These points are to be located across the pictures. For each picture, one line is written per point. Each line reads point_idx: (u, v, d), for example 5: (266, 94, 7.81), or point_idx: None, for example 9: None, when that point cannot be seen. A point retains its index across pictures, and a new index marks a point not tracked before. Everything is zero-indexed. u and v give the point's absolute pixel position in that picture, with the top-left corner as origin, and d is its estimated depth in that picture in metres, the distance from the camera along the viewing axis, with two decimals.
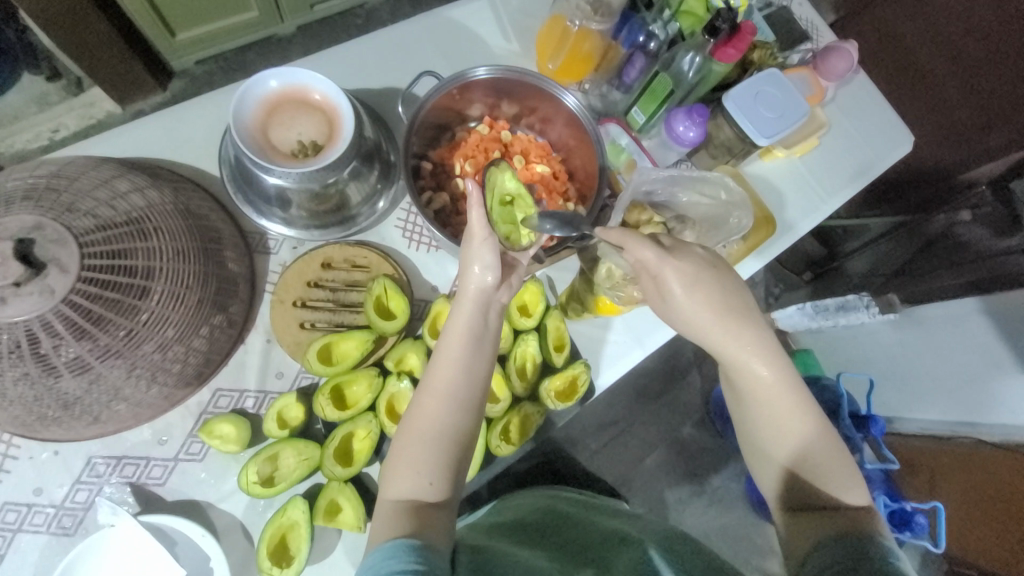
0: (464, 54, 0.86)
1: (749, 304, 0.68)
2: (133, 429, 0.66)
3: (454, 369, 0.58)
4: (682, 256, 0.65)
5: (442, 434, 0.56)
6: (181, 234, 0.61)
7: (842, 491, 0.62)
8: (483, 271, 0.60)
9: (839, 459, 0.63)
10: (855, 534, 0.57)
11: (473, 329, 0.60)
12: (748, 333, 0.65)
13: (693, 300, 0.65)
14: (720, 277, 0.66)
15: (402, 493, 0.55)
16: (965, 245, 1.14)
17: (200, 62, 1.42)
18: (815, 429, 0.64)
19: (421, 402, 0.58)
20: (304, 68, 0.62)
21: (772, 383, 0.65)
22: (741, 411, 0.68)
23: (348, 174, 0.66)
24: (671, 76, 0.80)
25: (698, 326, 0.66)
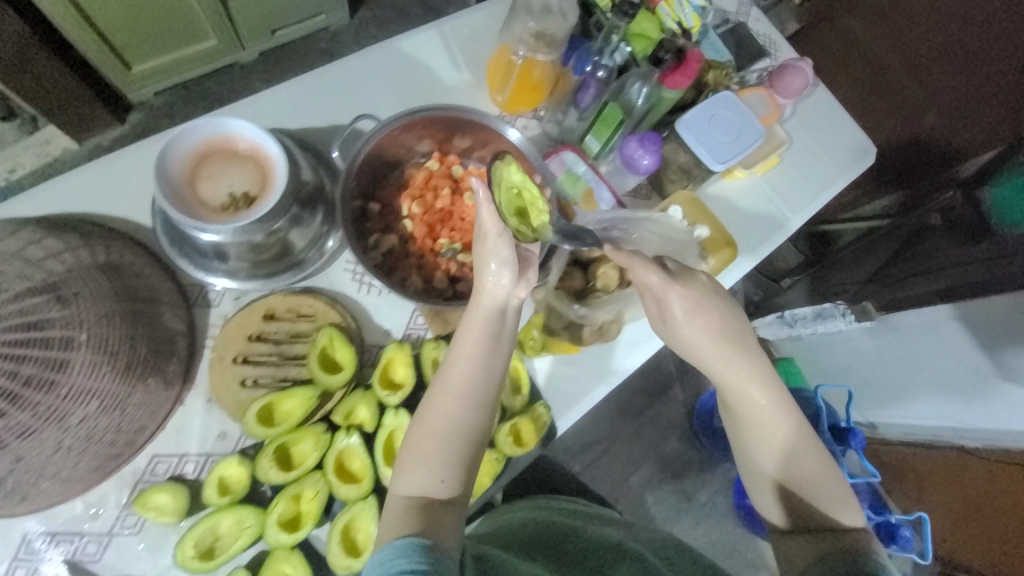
0: (412, 88, 0.85)
1: (746, 328, 0.68)
2: (65, 503, 0.61)
3: (470, 370, 0.60)
4: (688, 284, 0.66)
5: (453, 433, 0.59)
6: (106, 297, 0.58)
7: (833, 510, 0.65)
8: (500, 268, 0.60)
9: (831, 480, 0.66)
10: (843, 553, 0.61)
11: (489, 328, 0.61)
12: (748, 362, 0.66)
13: (696, 329, 0.65)
14: (723, 307, 0.67)
15: (413, 489, 0.57)
16: (932, 254, 1.13)
17: (159, 93, 1.48)
18: (808, 449, 0.66)
19: (434, 401, 0.60)
20: (230, 119, 0.60)
21: (770, 410, 0.66)
22: (736, 433, 0.69)
23: (287, 222, 0.64)
24: (622, 105, 0.79)
25: (698, 351, 0.66)
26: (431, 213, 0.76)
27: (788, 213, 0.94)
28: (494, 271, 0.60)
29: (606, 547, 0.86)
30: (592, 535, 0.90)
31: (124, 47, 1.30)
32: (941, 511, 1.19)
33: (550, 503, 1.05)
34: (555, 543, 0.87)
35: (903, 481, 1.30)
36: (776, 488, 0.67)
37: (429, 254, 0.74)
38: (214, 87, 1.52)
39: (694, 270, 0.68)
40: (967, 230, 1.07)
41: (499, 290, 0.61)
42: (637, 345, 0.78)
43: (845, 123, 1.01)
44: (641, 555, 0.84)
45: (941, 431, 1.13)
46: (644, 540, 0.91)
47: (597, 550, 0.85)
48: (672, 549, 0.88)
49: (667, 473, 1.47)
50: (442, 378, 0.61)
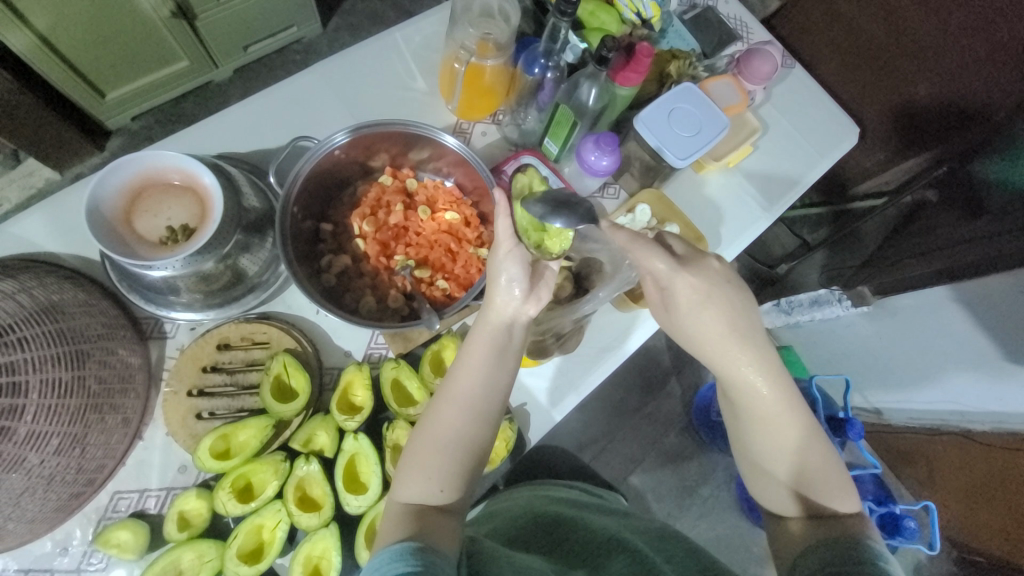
0: (364, 101, 0.82)
1: (757, 320, 0.60)
2: (35, 540, 0.61)
3: (474, 377, 0.55)
4: (698, 271, 0.58)
5: (455, 441, 0.53)
6: (50, 339, 0.55)
7: (835, 500, 0.57)
8: (510, 285, 0.55)
9: (831, 467, 0.59)
10: (847, 538, 0.52)
11: (494, 340, 0.56)
12: (758, 355, 0.58)
13: (703, 321, 0.58)
14: (735, 297, 0.59)
15: (414, 495, 0.52)
16: (932, 231, 1.05)
17: (136, 117, 1.42)
18: (812, 441, 0.58)
19: (438, 406, 0.55)
20: (157, 152, 0.60)
21: (777, 404, 0.58)
22: (736, 426, 0.61)
23: (234, 248, 0.63)
24: (573, 107, 0.75)
25: (704, 341, 0.59)
26: (384, 230, 0.75)
27: (762, 206, 0.89)
28: (506, 276, 0.55)
29: (601, 541, 0.58)
30: (592, 527, 0.62)
31: (95, 77, 1.24)
32: (953, 496, 1.13)
33: (552, 491, 0.80)
34: (552, 531, 0.62)
35: (912, 468, 1.24)
36: (775, 479, 0.59)
37: (383, 272, 0.74)
38: (191, 108, 1.45)
39: (706, 255, 0.61)
40: (967, 203, 0.99)
41: (511, 298, 0.56)
42: (608, 349, 0.77)
43: (825, 100, 0.96)
44: (641, 548, 0.56)
45: (947, 415, 1.07)
46: (637, 529, 0.64)
47: (597, 545, 0.57)
48: (673, 542, 0.60)
49: (670, 467, 1.30)
50: (446, 383, 0.56)
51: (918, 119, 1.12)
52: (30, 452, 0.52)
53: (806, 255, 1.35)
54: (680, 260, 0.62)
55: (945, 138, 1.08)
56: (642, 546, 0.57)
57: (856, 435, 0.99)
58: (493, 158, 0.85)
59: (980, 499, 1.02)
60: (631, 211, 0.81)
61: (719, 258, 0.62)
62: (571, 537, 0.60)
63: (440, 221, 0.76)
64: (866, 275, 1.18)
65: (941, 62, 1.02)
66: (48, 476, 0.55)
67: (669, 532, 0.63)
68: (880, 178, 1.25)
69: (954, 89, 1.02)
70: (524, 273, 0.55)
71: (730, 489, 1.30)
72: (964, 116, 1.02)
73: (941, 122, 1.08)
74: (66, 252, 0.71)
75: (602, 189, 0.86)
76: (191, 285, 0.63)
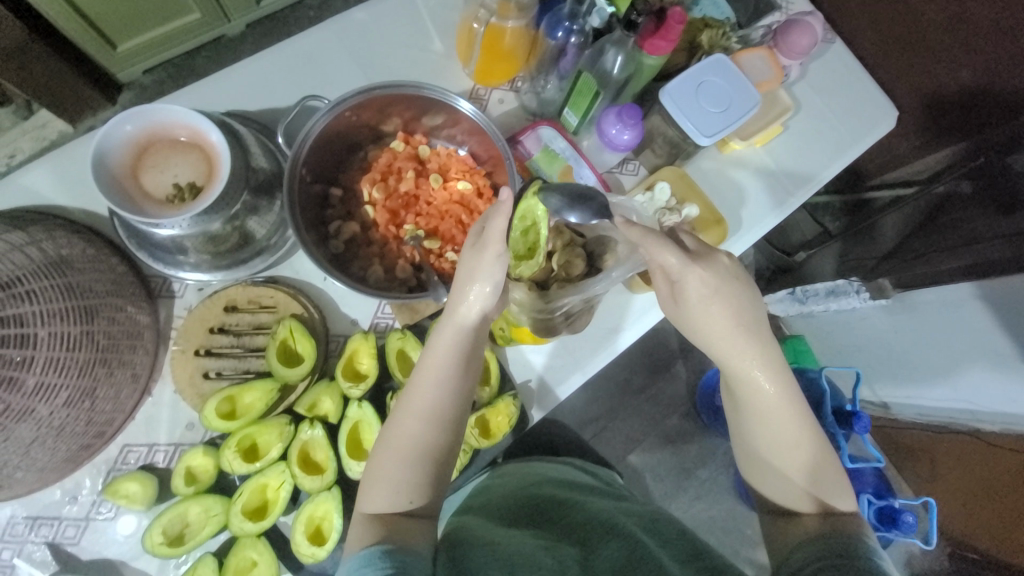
0: (377, 61, 0.79)
1: (762, 315, 0.59)
2: (46, 488, 0.63)
3: (437, 387, 0.54)
4: (707, 266, 0.56)
5: (421, 452, 0.53)
6: (58, 294, 0.55)
7: (835, 499, 0.57)
8: (479, 293, 0.54)
9: (830, 465, 0.58)
10: (845, 535, 0.52)
11: (459, 348, 0.55)
12: (762, 349, 0.57)
13: (708, 315, 0.57)
14: (743, 294, 0.57)
15: (380, 505, 0.52)
16: (959, 225, 1.01)
17: (148, 70, 1.39)
18: (809, 437, 0.58)
19: (402, 418, 0.54)
20: (160, 108, 0.58)
21: (778, 398, 0.56)
22: (736, 420, 0.60)
23: (241, 209, 0.61)
24: (597, 76, 0.72)
25: (709, 336, 0.58)
26: (394, 198, 0.73)
27: (788, 189, 0.85)
28: (472, 285, 0.54)
29: (593, 522, 0.58)
30: (584, 509, 0.62)
31: (108, 28, 1.20)
32: (954, 493, 1.12)
33: (544, 469, 0.80)
34: (542, 511, 0.63)
35: (914, 462, 1.22)
36: (775, 474, 0.58)
37: (392, 241, 0.73)
38: (203, 62, 1.42)
39: (716, 250, 0.59)
40: (1002, 198, 0.93)
41: (477, 305, 0.54)
42: (616, 331, 0.76)
43: (865, 79, 0.90)
44: (636, 533, 0.55)
45: (956, 414, 1.04)
46: (632, 512, 0.63)
47: (590, 529, 0.57)
48: (668, 526, 0.60)
49: (669, 449, 1.31)
50: (408, 395, 0.55)
51: (957, 108, 1.00)
52: (39, 404, 0.53)
53: (826, 245, 1.34)
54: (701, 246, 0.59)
55: (977, 131, 0.99)
56: (636, 530, 0.56)
57: (861, 428, 0.97)
58: (509, 127, 0.82)
59: (984, 501, 1.01)
60: (650, 189, 0.79)
61: (728, 254, 0.59)
62: (564, 519, 0.60)
63: (451, 190, 0.74)
64: (887, 268, 1.15)
65: (985, 45, 0.91)
66: (58, 427, 0.56)
67: (661, 516, 0.63)
68: (904, 171, 1.16)
69: (994, 78, 0.92)
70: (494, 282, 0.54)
71: (729, 473, 1.31)
72: (1002, 108, 0.93)
73: (975, 114, 0.98)
74: (74, 206, 0.70)
75: (622, 164, 0.83)
76: (199, 245, 0.62)
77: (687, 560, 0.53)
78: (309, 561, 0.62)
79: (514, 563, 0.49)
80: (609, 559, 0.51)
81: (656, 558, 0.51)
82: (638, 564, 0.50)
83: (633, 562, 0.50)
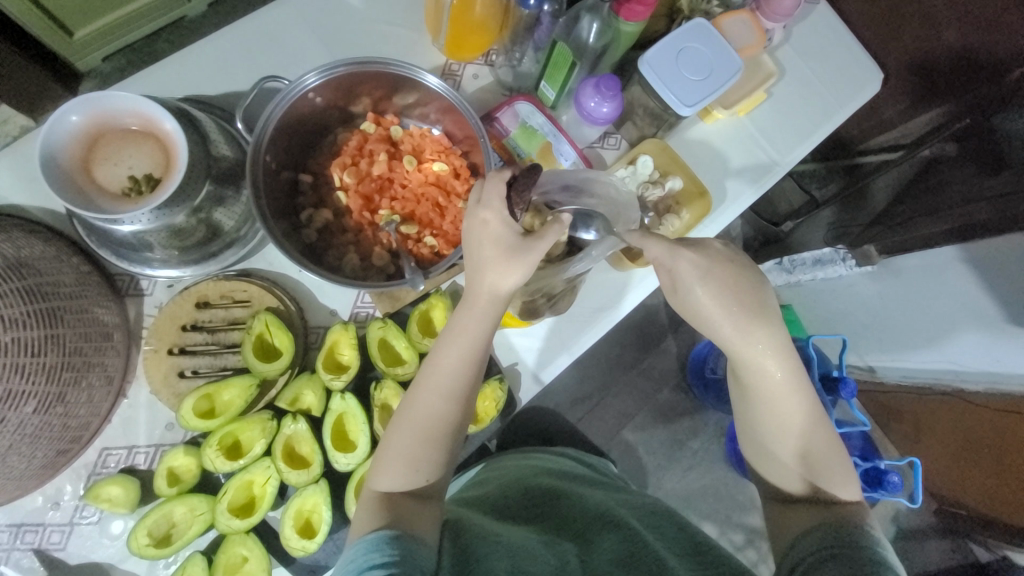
0: (342, 38, 0.75)
1: (767, 298, 0.57)
2: (26, 495, 0.62)
3: (458, 362, 0.52)
4: (700, 250, 0.55)
5: (440, 430, 0.52)
6: (17, 297, 0.52)
7: (838, 486, 0.56)
8: (504, 276, 0.50)
9: (834, 451, 0.57)
10: (846, 524, 0.52)
11: (482, 327, 0.52)
12: (768, 333, 0.55)
13: (707, 304, 0.55)
14: (741, 277, 0.56)
15: (396, 484, 0.51)
16: (945, 186, 0.97)
17: (107, 58, 1.25)
18: (812, 422, 0.57)
19: (419, 396, 0.52)
20: (104, 95, 0.54)
21: (783, 381, 0.56)
22: (743, 406, 0.59)
23: (205, 200, 0.59)
24: (573, 45, 0.69)
25: (708, 324, 0.56)
26: (367, 182, 0.70)
27: (773, 158, 0.83)
28: (497, 254, 0.50)
29: (593, 516, 0.56)
30: (582, 501, 0.60)
31: (62, 15, 1.07)
32: (939, 451, 1.15)
33: (540, 459, 0.77)
34: (539, 503, 0.61)
35: (899, 424, 1.25)
36: (778, 460, 0.58)
37: (367, 227, 0.70)
38: (165, 46, 1.28)
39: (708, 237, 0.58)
40: (985, 157, 0.90)
41: (501, 284, 0.50)
42: (601, 310, 0.75)
43: (848, 42, 0.87)
44: (633, 525, 0.53)
45: (941, 374, 1.06)
46: (631, 504, 0.61)
47: (587, 522, 0.55)
48: (665, 517, 0.57)
49: (662, 423, 1.32)
50: (426, 371, 0.53)
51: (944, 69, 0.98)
52: (10, 412, 0.51)
53: (814, 214, 1.25)
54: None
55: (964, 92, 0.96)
56: (635, 522, 0.55)
57: (848, 394, 0.98)
58: (485, 104, 0.79)
59: (965, 464, 1.07)
60: (632, 163, 0.77)
61: (724, 239, 0.58)
62: (562, 513, 0.58)
63: (426, 172, 0.71)
64: (872, 235, 1.12)
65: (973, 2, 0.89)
66: (32, 434, 0.55)
67: (662, 508, 0.60)
68: (894, 131, 1.12)
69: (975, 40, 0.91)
70: (518, 260, 0.50)
71: (720, 442, 1.33)
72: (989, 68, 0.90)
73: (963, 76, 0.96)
74: (31, 205, 0.67)
75: (602, 138, 0.81)
76: (163, 240, 0.59)
77: (685, 554, 0.51)
78: (299, 554, 0.62)
79: (516, 556, 0.47)
80: (608, 552, 0.49)
81: (655, 551, 0.49)
82: (638, 557, 0.48)
83: (633, 557, 0.48)
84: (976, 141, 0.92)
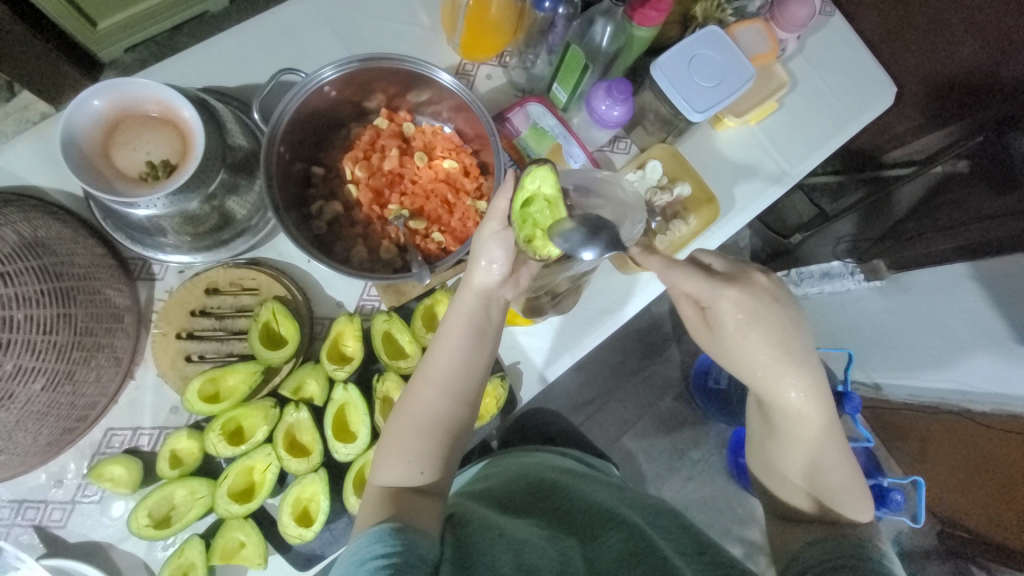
0: (359, 36, 0.76)
1: (806, 339, 0.55)
2: (30, 472, 0.63)
3: (452, 354, 0.55)
4: (744, 288, 0.54)
5: (435, 423, 0.53)
6: (33, 275, 0.53)
7: (853, 509, 0.55)
8: (490, 266, 0.54)
9: (852, 477, 0.57)
10: (854, 538, 0.52)
11: (473, 319, 0.55)
12: (804, 375, 0.54)
13: (746, 342, 0.54)
14: (785, 318, 0.54)
15: (392, 478, 0.52)
16: (959, 204, 1.01)
17: (130, 49, 1.28)
18: (837, 453, 0.56)
19: (417, 388, 0.54)
20: (127, 81, 0.56)
21: (813, 420, 0.54)
22: (767, 435, 0.59)
23: (219, 188, 0.60)
24: (586, 48, 0.70)
25: (746, 365, 0.55)
26: (378, 176, 0.71)
27: (784, 168, 0.83)
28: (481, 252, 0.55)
29: (596, 513, 0.56)
30: (586, 497, 0.60)
31: (85, 3, 1.09)
32: (944, 471, 1.13)
33: (544, 457, 0.77)
34: (543, 500, 0.60)
35: (904, 442, 1.23)
36: (790, 483, 0.59)
37: (376, 221, 0.71)
38: (186, 40, 1.31)
39: (752, 268, 0.56)
40: (996, 177, 0.93)
41: (484, 275, 0.55)
42: (606, 312, 0.75)
43: (862, 55, 0.88)
44: (638, 524, 0.53)
45: (948, 395, 1.04)
46: (632, 503, 0.61)
47: (590, 519, 0.55)
48: (665, 519, 0.57)
49: (663, 431, 1.32)
50: (424, 364, 0.55)
51: (941, 91, 1.01)
52: (19, 387, 0.52)
53: (823, 227, 1.23)
54: (721, 258, 0.56)
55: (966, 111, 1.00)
56: (640, 521, 0.54)
57: (853, 409, 0.97)
58: (497, 104, 0.80)
59: (968, 485, 1.05)
60: (641, 167, 0.77)
61: (767, 271, 0.57)
62: (565, 508, 0.58)
63: (436, 169, 0.72)
64: (883, 249, 1.15)
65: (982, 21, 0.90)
66: (41, 410, 0.56)
67: (663, 509, 0.60)
68: (910, 147, 1.11)
69: (984, 61, 0.93)
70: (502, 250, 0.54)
71: (721, 453, 1.32)
72: (996, 89, 0.93)
73: (963, 100, 0.99)
74: (50, 186, 0.68)
75: (612, 142, 0.81)
76: (177, 226, 0.61)
77: (685, 555, 0.51)
78: (296, 542, 0.62)
79: (519, 550, 0.47)
80: (611, 551, 0.49)
81: (659, 551, 0.49)
82: (639, 556, 0.48)
83: (636, 555, 0.48)
84: (989, 158, 0.94)
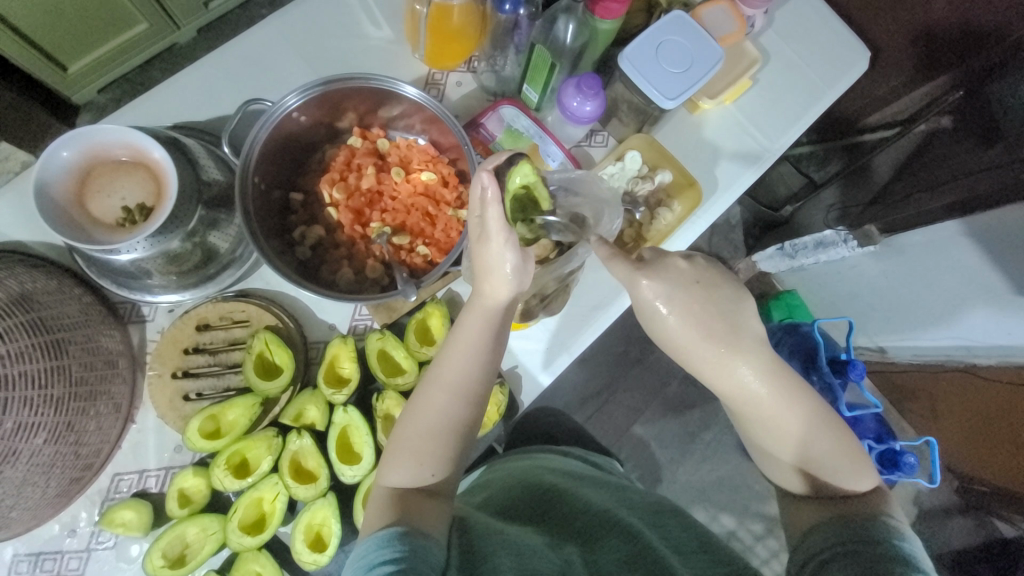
0: (326, 56, 0.76)
1: (744, 315, 0.56)
2: (43, 524, 0.63)
3: (467, 360, 0.52)
4: (657, 273, 0.55)
5: (447, 428, 0.52)
6: (22, 332, 0.53)
7: (846, 480, 0.55)
8: (501, 278, 0.51)
9: (839, 446, 0.56)
10: (860, 518, 0.52)
11: (488, 324, 0.53)
12: (747, 354, 0.54)
13: (674, 327, 0.55)
14: (709, 294, 0.55)
15: (404, 481, 0.52)
16: (947, 160, 0.97)
17: (103, 89, 1.28)
18: (812, 422, 0.55)
19: (429, 392, 0.53)
20: (94, 129, 0.56)
21: (769, 396, 0.55)
22: (739, 420, 0.59)
23: (198, 224, 0.60)
24: (551, 47, 0.69)
25: (686, 350, 0.56)
26: (356, 197, 0.71)
27: (763, 145, 0.83)
28: (497, 257, 0.50)
29: (596, 517, 0.55)
30: (585, 501, 0.60)
31: (53, 49, 1.08)
32: (957, 429, 1.12)
33: (546, 460, 0.77)
34: (544, 506, 0.60)
35: (914, 403, 1.23)
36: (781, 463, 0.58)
37: (360, 241, 0.71)
38: (158, 75, 1.30)
39: (670, 254, 0.57)
40: (982, 129, 0.91)
41: (504, 285, 0.51)
42: (600, 307, 0.74)
43: (834, 23, 0.87)
44: (636, 527, 0.53)
45: (951, 351, 1.03)
46: (633, 504, 0.61)
47: (590, 524, 0.55)
48: (670, 516, 0.57)
49: (672, 416, 1.32)
50: (436, 367, 0.54)
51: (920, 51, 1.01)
52: (22, 443, 0.52)
53: (814, 196, 1.24)
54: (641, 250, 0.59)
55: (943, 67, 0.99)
56: (638, 524, 0.54)
57: (857, 376, 0.97)
58: (470, 110, 0.79)
59: (979, 438, 1.06)
60: (620, 159, 0.77)
61: (686, 254, 0.57)
62: (563, 514, 0.58)
63: (415, 182, 0.72)
64: (873, 214, 1.09)
65: None
66: (46, 463, 0.56)
67: (666, 504, 0.60)
68: (891, 108, 1.09)
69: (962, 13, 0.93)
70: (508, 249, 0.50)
71: (733, 432, 1.32)
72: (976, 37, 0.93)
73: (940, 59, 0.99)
74: (33, 239, 0.68)
75: (589, 137, 0.81)
76: (160, 266, 0.60)
77: (689, 546, 0.51)
78: (311, 568, 0.62)
79: (521, 555, 0.47)
80: (612, 553, 0.49)
81: (658, 551, 0.49)
82: (640, 558, 0.48)
83: (635, 556, 0.48)
84: (973, 111, 0.93)
